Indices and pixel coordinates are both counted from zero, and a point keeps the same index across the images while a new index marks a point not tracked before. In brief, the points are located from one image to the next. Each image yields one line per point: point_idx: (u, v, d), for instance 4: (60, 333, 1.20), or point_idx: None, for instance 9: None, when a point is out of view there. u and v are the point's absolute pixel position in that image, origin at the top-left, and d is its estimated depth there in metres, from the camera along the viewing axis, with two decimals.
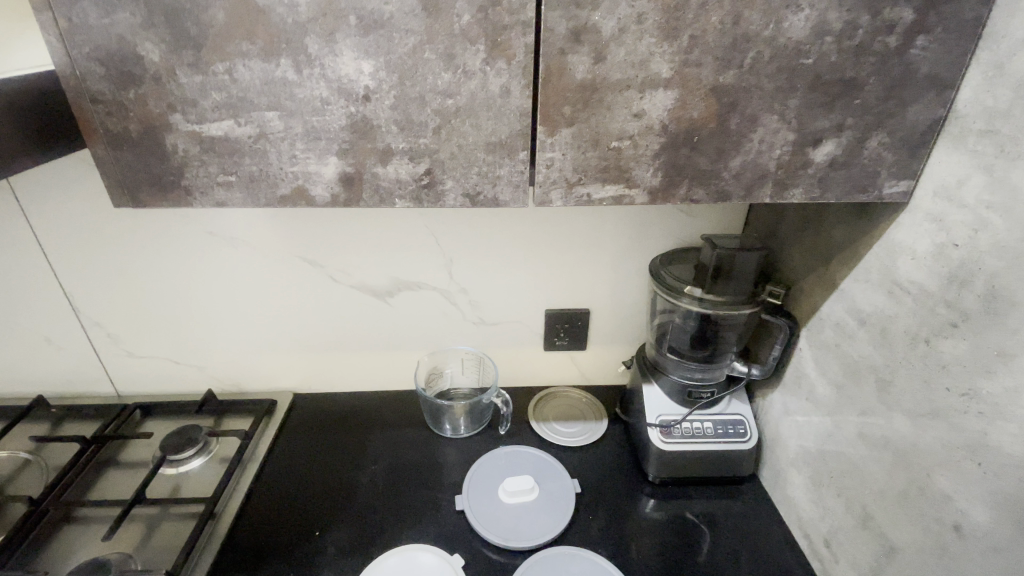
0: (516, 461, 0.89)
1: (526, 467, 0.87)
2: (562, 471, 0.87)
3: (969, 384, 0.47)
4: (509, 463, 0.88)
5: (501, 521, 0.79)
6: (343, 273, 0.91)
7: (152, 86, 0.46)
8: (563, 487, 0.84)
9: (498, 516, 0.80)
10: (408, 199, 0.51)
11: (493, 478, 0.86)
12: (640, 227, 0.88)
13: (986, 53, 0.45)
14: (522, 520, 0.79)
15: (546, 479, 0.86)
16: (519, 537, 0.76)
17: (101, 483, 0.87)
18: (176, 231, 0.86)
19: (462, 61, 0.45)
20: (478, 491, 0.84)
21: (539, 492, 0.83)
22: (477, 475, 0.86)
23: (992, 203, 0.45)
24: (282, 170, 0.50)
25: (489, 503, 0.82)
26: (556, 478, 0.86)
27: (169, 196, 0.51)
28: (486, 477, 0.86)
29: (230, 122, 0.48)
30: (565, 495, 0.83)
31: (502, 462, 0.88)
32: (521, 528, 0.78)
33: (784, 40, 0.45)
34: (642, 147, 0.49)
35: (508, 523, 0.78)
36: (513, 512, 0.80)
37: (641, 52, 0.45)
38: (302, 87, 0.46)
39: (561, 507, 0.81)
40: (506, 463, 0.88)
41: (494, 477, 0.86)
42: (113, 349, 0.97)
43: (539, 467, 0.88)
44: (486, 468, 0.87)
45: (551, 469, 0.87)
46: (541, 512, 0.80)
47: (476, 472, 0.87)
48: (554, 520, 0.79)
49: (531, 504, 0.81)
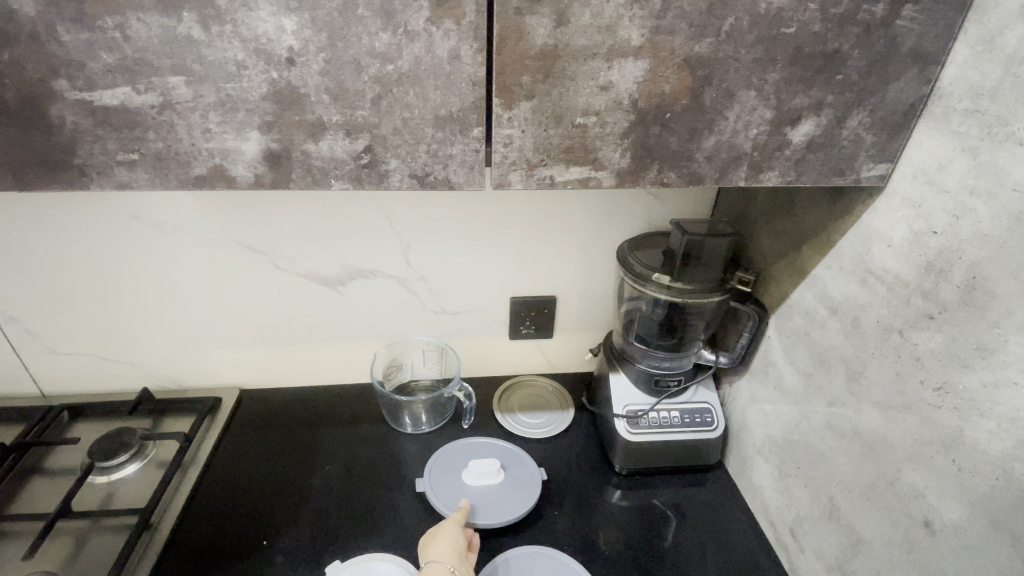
0: (481, 443, 0.85)
1: (492, 450, 0.84)
2: (528, 457, 0.83)
3: (944, 378, 0.45)
4: (474, 446, 0.85)
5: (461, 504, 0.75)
6: (288, 260, 0.84)
7: (28, 45, 0.38)
8: (530, 470, 0.81)
9: (460, 499, 0.76)
10: (347, 181, 0.45)
11: (456, 463, 0.82)
12: (607, 210, 0.84)
13: (974, 26, 0.42)
14: (485, 503, 0.76)
15: (512, 463, 0.82)
16: (482, 520, 0.73)
17: (22, 494, 0.78)
18: (94, 215, 0.76)
19: (403, 20, 0.39)
20: (439, 476, 0.80)
21: (505, 475, 0.80)
22: (439, 459, 0.83)
23: (975, 188, 0.43)
24: (195, 147, 0.43)
25: (452, 486, 0.78)
26: (523, 462, 0.83)
27: (61, 178, 0.43)
28: (449, 460, 0.83)
29: (127, 89, 0.40)
30: (530, 481, 0.79)
31: (467, 446, 0.85)
32: (485, 510, 0.75)
33: (764, 6, 0.40)
34: (609, 125, 0.44)
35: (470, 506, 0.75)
36: (478, 495, 0.77)
37: (608, 15, 0.40)
38: (212, 48, 0.39)
39: (528, 490, 0.78)
40: (471, 446, 0.85)
41: (457, 461, 0.82)
42: (32, 346, 0.87)
43: (505, 450, 0.85)
44: (449, 452, 0.84)
45: (518, 451, 0.84)
46: (507, 495, 0.77)
47: (438, 456, 0.83)
48: (520, 503, 0.76)
49: (496, 487, 0.78)
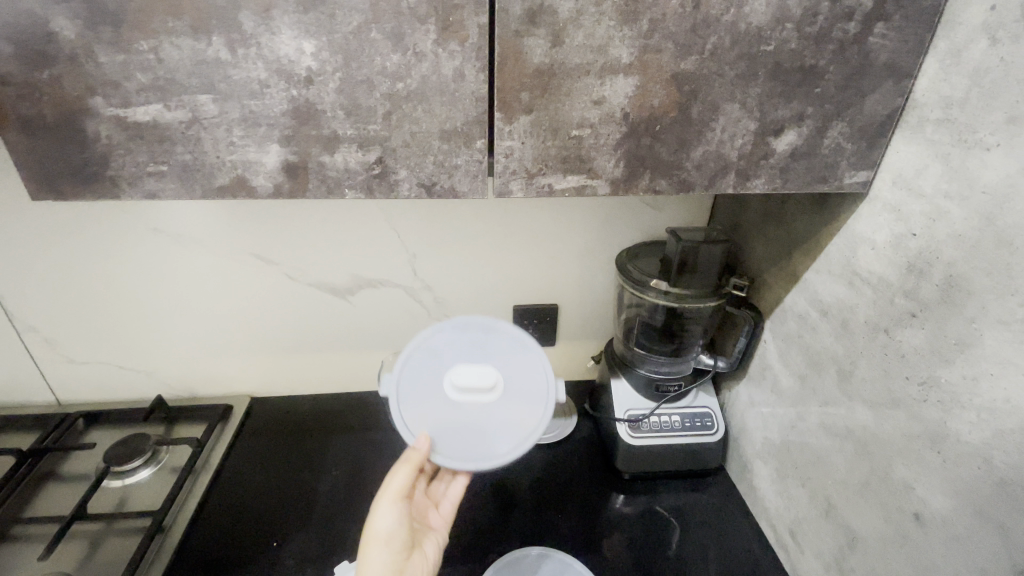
0: (484, 338, 0.63)
1: (498, 352, 0.62)
2: (543, 370, 0.61)
3: (929, 373, 0.47)
4: (474, 341, 0.63)
5: (436, 424, 0.58)
6: (298, 270, 0.87)
7: (69, 66, 0.42)
8: (545, 392, 0.60)
9: (435, 416, 0.58)
10: (359, 190, 0.49)
11: (442, 360, 0.61)
12: (606, 220, 0.86)
13: (943, 41, 0.46)
14: (465, 427, 0.58)
15: (521, 376, 0.61)
16: (453, 451, 0.56)
17: (39, 498, 0.81)
18: (115, 227, 0.80)
19: (411, 42, 0.43)
20: (418, 380, 0.60)
21: (504, 393, 0.60)
22: (421, 347, 0.62)
23: (949, 192, 0.46)
24: (219, 160, 0.46)
25: (428, 397, 0.59)
26: (535, 378, 0.61)
27: (94, 188, 0.47)
28: (433, 355, 0.62)
29: (159, 106, 0.44)
30: (538, 405, 0.59)
31: (465, 338, 0.63)
32: (459, 440, 0.57)
33: (744, 26, 0.44)
34: (603, 136, 0.47)
35: (442, 432, 0.58)
36: (459, 414, 0.59)
37: (599, 36, 0.43)
38: (237, 68, 0.43)
39: (531, 425, 0.58)
40: (468, 342, 0.63)
41: (446, 357, 0.62)
42: (51, 355, 0.90)
43: (515, 355, 0.63)
44: (436, 343, 0.63)
45: (535, 361, 0.62)
46: (499, 424, 0.58)
47: (419, 342, 0.62)
48: (512, 440, 0.57)
49: (487, 409, 0.59)
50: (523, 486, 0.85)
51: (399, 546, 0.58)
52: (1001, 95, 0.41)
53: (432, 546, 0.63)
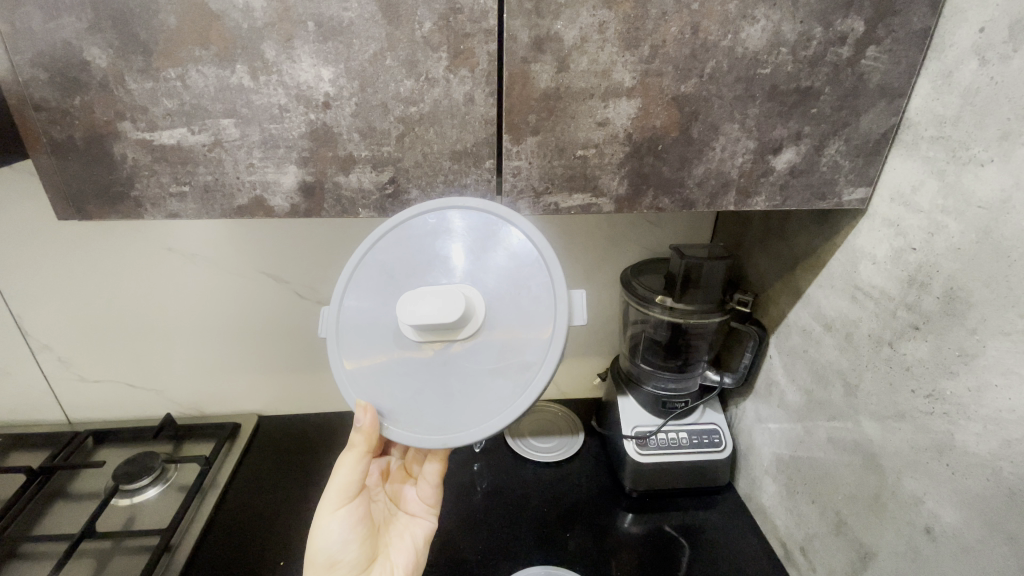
0: (454, 242, 0.51)
1: (472, 268, 0.51)
2: (538, 293, 0.50)
3: (934, 385, 0.48)
4: (439, 250, 0.52)
5: (394, 374, 0.51)
6: (309, 289, 0.89)
7: (100, 93, 0.44)
8: (544, 320, 0.49)
9: (394, 359, 0.51)
10: (373, 209, 0.51)
11: (396, 285, 0.52)
12: (610, 237, 0.88)
13: (934, 63, 0.47)
14: (428, 379, 0.50)
15: (506, 299, 0.50)
16: (410, 415, 0.50)
17: (48, 517, 0.80)
18: (131, 246, 0.81)
19: (424, 69, 0.45)
20: (369, 313, 0.53)
21: (482, 325, 0.50)
22: (371, 264, 0.54)
23: (945, 207, 0.47)
24: (239, 180, 0.48)
25: (380, 340, 0.52)
26: (526, 303, 0.50)
27: (119, 208, 0.49)
28: (385, 278, 0.53)
29: (183, 130, 0.46)
30: (528, 346, 0.49)
31: (428, 249, 0.52)
32: (421, 400, 0.50)
33: (741, 50, 0.46)
34: (608, 156, 0.49)
35: (399, 389, 0.51)
36: (423, 361, 0.51)
37: (603, 61, 0.45)
38: (258, 94, 0.45)
39: (521, 375, 0.48)
40: (432, 253, 0.52)
41: (403, 279, 0.52)
42: (65, 373, 0.92)
43: (495, 268, 0.51)
44: (390, 261, 0.53)
45: (531, 276, 0.50)
46: (475, 374, 0.49)
47: (368, 259, 0.54)
48: (491, 401, 0.48)
49: (459, 350, 0.50)
50: (531, 504, 0.84)
51: (348, 565, 0.58)
52: (991, 113, 0.43)
53: (399, 556, 0.63)
